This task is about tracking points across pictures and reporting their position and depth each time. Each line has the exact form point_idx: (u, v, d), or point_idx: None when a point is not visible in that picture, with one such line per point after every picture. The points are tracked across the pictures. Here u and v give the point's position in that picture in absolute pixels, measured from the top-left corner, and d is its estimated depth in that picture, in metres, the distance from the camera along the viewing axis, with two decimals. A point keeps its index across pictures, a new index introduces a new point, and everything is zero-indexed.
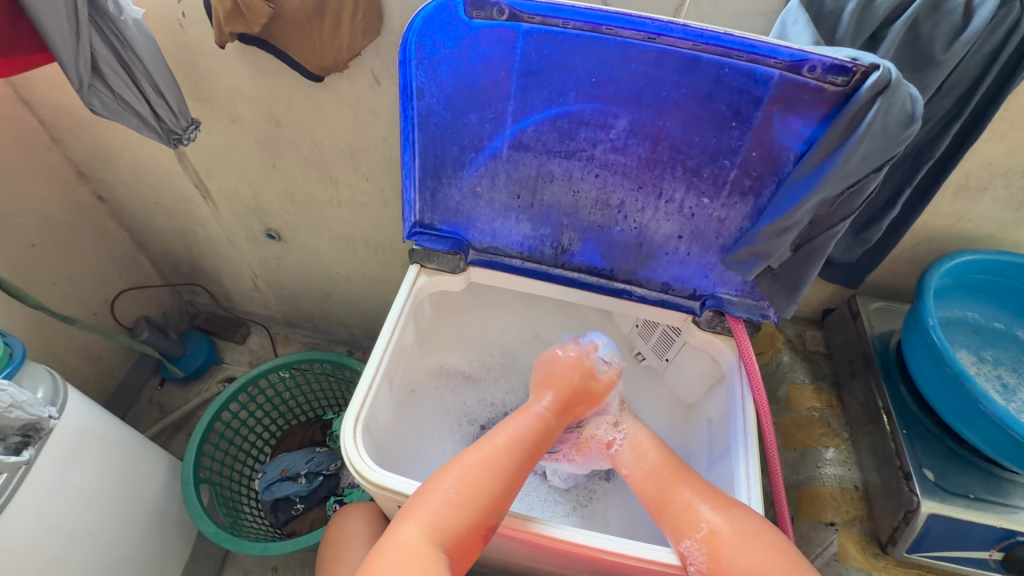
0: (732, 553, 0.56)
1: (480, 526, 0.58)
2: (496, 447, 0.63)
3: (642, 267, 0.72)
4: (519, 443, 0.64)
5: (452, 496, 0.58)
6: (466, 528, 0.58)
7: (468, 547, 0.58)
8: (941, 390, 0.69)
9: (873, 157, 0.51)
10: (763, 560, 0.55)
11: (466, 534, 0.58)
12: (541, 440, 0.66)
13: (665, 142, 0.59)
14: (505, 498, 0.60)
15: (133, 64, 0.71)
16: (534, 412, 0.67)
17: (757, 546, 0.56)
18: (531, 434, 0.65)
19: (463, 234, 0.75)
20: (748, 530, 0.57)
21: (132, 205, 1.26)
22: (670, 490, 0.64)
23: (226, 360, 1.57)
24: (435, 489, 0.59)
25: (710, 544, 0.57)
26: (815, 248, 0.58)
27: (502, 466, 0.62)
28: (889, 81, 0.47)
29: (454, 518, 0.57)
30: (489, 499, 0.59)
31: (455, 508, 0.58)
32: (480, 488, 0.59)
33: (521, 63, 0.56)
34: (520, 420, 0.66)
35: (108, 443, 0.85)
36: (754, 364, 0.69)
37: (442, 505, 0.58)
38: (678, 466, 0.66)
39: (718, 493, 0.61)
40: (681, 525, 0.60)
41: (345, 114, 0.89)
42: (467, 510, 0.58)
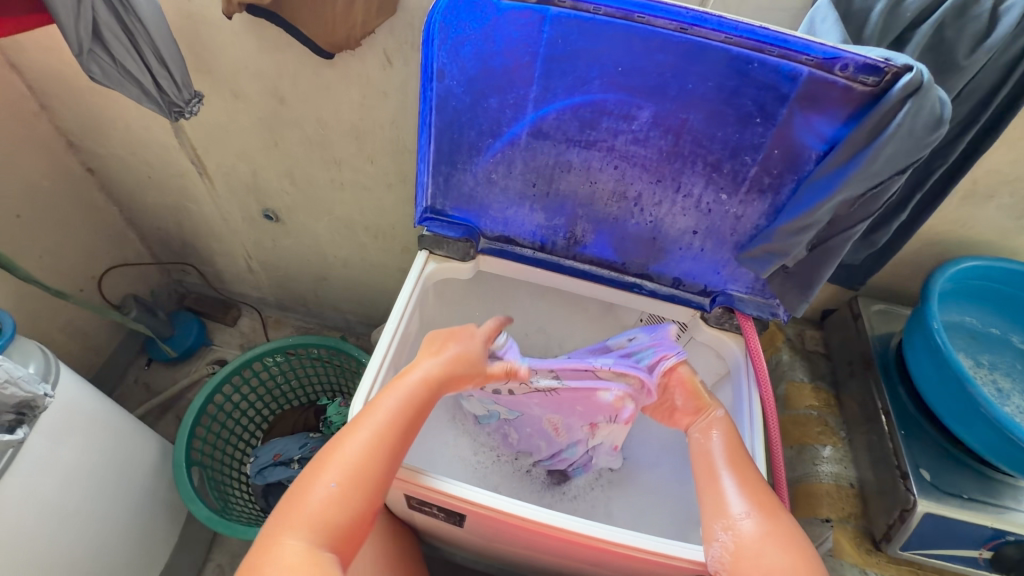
0: (759, 554, 0.55)
1: (355, 505, 0.56)
2: (372, 427, 0.59)
3: (653, 261, 0.72)
4: (388, 414, 0.60)
5: (337, 491, 0.56)
6: (350, 517, 0.55)
7: (355, 533, 0.56)
8: (942, 392, 0.71)
9: (898, 159, 0.50)
10: (790, 568, 0.54)
11: (353, 523, 0.56)
12: (408, 413, 0.61)
13: (688, 135, 0.58)
14: (390, 476, 0.59)
15: (136, 31, 0.68)
16: (410, 380, 0.63)
17: (786, 551, 0.54)
18: (410, 405, 0.61)
19: (474, 221, 0.73)
20: (783, 536, 0.56)
21: (123, 179, 1.22)
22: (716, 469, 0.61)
23: (215, 341, 1.54)
24: (319, 492, 0.55)
25: (742, 540, 0.56)
26: (831, 248, 0.59)
27: (372, 445, 0.58)
28: (920, 83, 0.46)
29: (337, 513, 0.55)
30: (365, 477, 0.57)
31: (336, 505, 0.55)
32: (374, 472, 0.57)
33: (546, 48, 0.55)
34: (394, 393, 0.62)
35: (98, 423, 0.83)
36: (762, 362, 0.70)
37: (332, 500, 0.55)
38: (741, 451, 0.63)
39: (761, 494, 0.59)
40: (721, 510, 0.59)
41: (353, 94, 0.86)
42: (358, 498, 0.56)
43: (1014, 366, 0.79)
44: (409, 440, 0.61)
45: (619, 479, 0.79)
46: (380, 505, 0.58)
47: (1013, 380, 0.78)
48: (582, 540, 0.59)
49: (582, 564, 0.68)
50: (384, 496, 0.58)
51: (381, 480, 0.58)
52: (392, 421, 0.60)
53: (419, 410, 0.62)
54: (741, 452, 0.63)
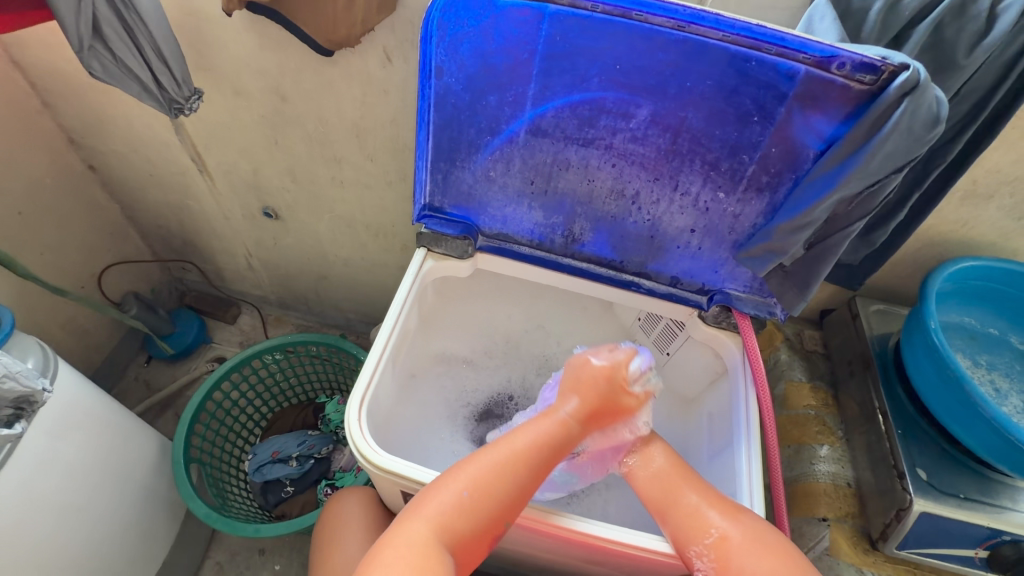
0: (741, 559, 0.56)
1: (478, 521, 0.56)
2: (520, 461, 0.59)
3: (652, 260, 0.72)
4: (537, 444, 0.60)
5: (468, 500, 0.56)
6: (473, 531, 0.56)
7: (473, 547, 0.56)
8: (940, 392, 0.71)
9: (895, 158, 0.51)
10: (773, 568, 0.55)
11: (472, 538, 0.56)
12: (548, 451, 0.60)
13: (686, 134, 0.58)
14: (518, 506, 0.58)
15: (136, 28, 0.68)
16: (557, 417, 0.62)
17: (769, 550, 0.56)
18: (552, 442, 0.61)
19: (473, 219, 0.74)
20: (757, 536, 0.57)
21: (124, 176, 1.22)
22: (675, 491, 0.62)
23: (216, 339, 1.55)
24: (457, 498, 0.56)
25: (719, 549, 0.57)
26: (829, 247, 0.59)
27: (519, 471, 0.58)
28: (917, 82, 0.46)
29: (463, 521, 0.55)
30: (497, 502, 0.57)
31: (464, 514, 0.56)
32: (503, 497, 0.57)
33: (545, 46, 0.55)
34: (544, 424, 0.62)
35: (97, 419, 0.83)
36: (760, 360, 0.70)
37: (462, 508, 0.56)
38: (688, 469, 0.64)
39: (723, 501, 0.60)
40: (693, 527, 0.59)
41: (354, 92, 0.86)
42: (485, 516, 0.56)
43: (1012, 366, 0.79)
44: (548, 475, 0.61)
45: (614, 478, 0.80)
46: (499, 531, 0.58)
47: (1011, 380, 0.78)
48: (578, 537, 0.59)
49: (579, 561, 0.68)
50: (507, 523, 0.58)
51: (507, 508, 0.57)
52: (543, 453, 0.60)
53: (563, 445, 0.62)
54: (687, 470, 0.64)
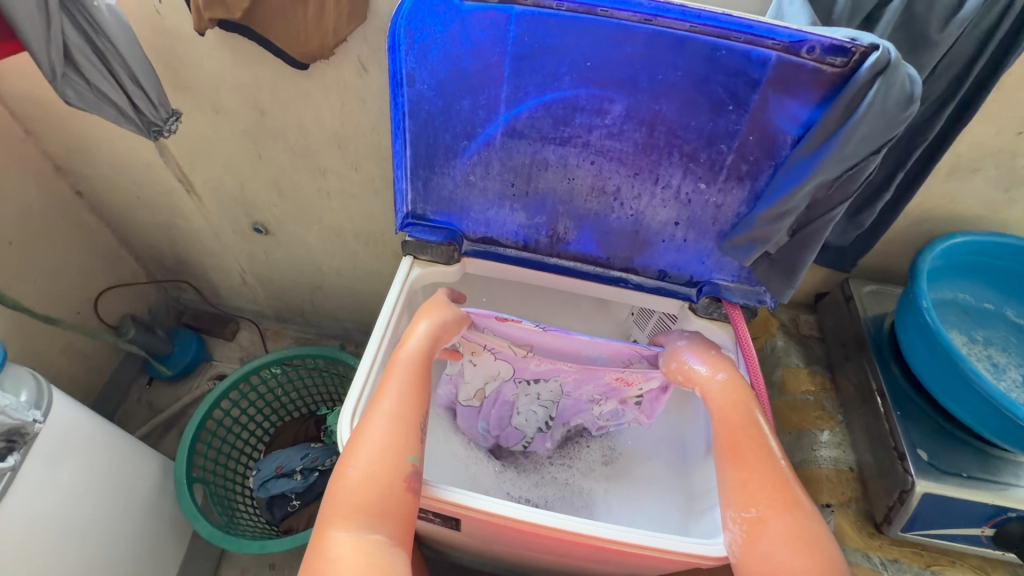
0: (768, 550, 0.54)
1: (400, 480, 0.56)
2: (388, 403, 0.61)
3: (638, 254, 0.71)
4: (394, 388, 0.62)
5: (357, 473, 0.56)
6: (393, 493, 0.56)
7: (397, 504, 0.55)
8: (934, 368, 0.70)
9: (872, 140, 0.50)
10: (806, 569, 0.51)
11: (388, 496, 0.55)
12: (424, 370, 0.64)
13: (661, 126, 0.58)
14: (411, 442, 0.59)
15: (108, 52, 0.68)
16: (411, 345, 0.65)
17: (805, 553, 0.52)
18: (411, 370, 0.63)
19: (456, 224, 0.73)
20: (801, 533, 0.53)
21: (113, 199, 1.23)
22: (739, 452, 0.60)
23: (216, 356, 1.55)
24: (353, 473, 0.56)
25: (752, 533, 0.55)
26: (813, 232, 0.58)
27: (378, 426, 0.59)
28: (888, 62, 0.46)
29: (371, 492, 0.55)
30: (397, 446, 0.58)
31: (369, 486, 0.55)
32: (391, 444, 0.58)
33: (514, 47, 0.55)
34: (396, 368, 0.64)
35: (96, 445, 0.83)
36: (752, 350, 0.70)
37: (364, 475, 0.56)
38: (758, 432, 0.61)
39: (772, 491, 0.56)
40: (737, 498, 0.58)
41: (332, 102, 0.86)
42: (387, 469, 0.56)
43: (1009, 340, 0.78)
44: (422, 398, 0.63)
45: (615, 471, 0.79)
46: (413, 470, 0.58)
47: (1009, 354, 0.77)
48: (574, 538, 0.59)
49: (581, 562, 0.68)
50: (415, 461, 0.58)
51: (396, 448, 0.58)
52: (411, 372, 0.63)
53: (410, 373, 0.63)
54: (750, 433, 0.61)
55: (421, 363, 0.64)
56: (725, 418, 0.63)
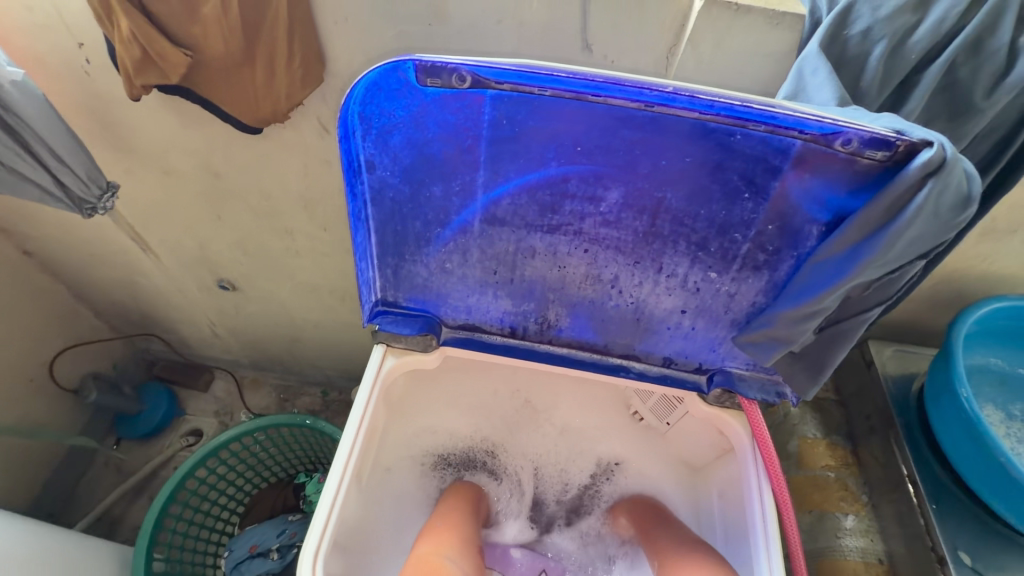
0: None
1: (469, 542, 0.64)
2: (456, 490, 0.74)
3: (639, 341, 0.63)
4: (462, 501, 0.71)
5: (447, 526, 0.65)
6: (465, 546, 0.63)
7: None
8: (977, 467, 0.63)
9: (919, 244, 0.42)
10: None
11: (465, 561, 0.61)
12: (483, 487, 0.78)
13: (666, 214, 0.50)
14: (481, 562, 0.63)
15: (19, 129, 0.58)
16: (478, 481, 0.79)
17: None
18: (474, 484, 0.77)
19: (433, 310, 0.64)
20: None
21: (65, 258, 1.13)
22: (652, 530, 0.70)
23: (189, 411, 1.45)
24: (445, 529, 0.64)
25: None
26: (843, 331, 0.50)
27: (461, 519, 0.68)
28: (943, 160, 0.37)
29: (453, 537, 0.63)
30: (464, 521, 0.67)
31: (451, 545, 0.62)
32: (471, 537, 0.66)
33: (490, 131, 0.46)
34: (465, 493, 0.73)
35: (32, 566, 0.73)
36: (771, 447, 0.62)
37: (454, 538, 0.63)
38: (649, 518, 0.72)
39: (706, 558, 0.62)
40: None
41: (294, 164, 0.77)
42: (471, 553, 0.63)
43: None
44: (480, 509, 0.73)
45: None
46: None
47: None
48: None
49: None
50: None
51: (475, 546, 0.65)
52: (472, 491, 0.75)
53: (472, 501, 0.73)
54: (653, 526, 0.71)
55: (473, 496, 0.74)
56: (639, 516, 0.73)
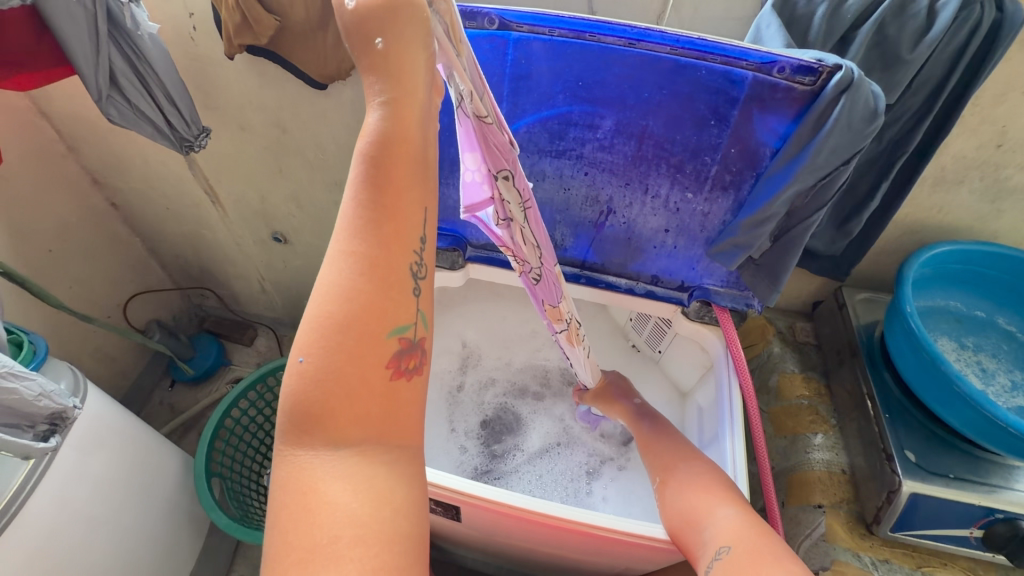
0: (670, 495, 0.61)
1: (381, 360, 0.41)
2: (344, 248, 0.41)
3: (632, 260, 0.76)
4: (363, 193, 0.41)
5: (308, 364, 0.40)
6: (346, 383, 0.40)
7: (373, 399, 0.41)
8: (921, 374, 0.71)
9: (841, 151, 0.53)
10: (694, 497, 0.59)
11: (359, 384, 0.41)
12: (411, 184, 0.42)
13: (650, 140, 0.62)
14: (382, 305, 0.41)
15: (147, 75, 0.76)
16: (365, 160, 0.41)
17: (689, 487, 0.60)
18: (385, 178, 0.41)
19: (461, 232, 0.79)
20: (692, 474, 0.62)
21: (144, 211, 1.31)
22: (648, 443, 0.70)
23: (234, 361, 1.61)
24: (357, 352, 0.40)
25: (660, 493, 0.63)
26: (793, 238, 0.61)
27: (340, 283, 0.41)
28: (851, 79, 0.50)
29: (321, 390, 0.40)
30: (358, 323, 0.40)
31: (330, 340, 0.40)
32: (351, 316, 0.40)
33: (513, 69, 0.60)
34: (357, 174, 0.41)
35: (123, 439, 0.89)
36: (740, 352, 0.73)
37: (377, 349, 0.41)
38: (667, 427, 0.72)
39: (683, 450, 0.66)
40: (650, 471, 0.67)
41: (348, 120, 0.93)
42: (363, 297, 0.40)
43: (999, 346, 0.79)
44: (409, 227, 0.42)
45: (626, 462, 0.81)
46: (399, 349, 0.42)
47: (999, 361, 0.78)
48: (564, 524, 0.62)
49: (576, 554, 0.70)
50: (400, 335, 0.42)
51: (379, 289, 0.41)
52: (385, 195, 0.41)
53: (405, 176, 0.42)
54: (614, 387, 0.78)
55: (418, 127, 0.42)
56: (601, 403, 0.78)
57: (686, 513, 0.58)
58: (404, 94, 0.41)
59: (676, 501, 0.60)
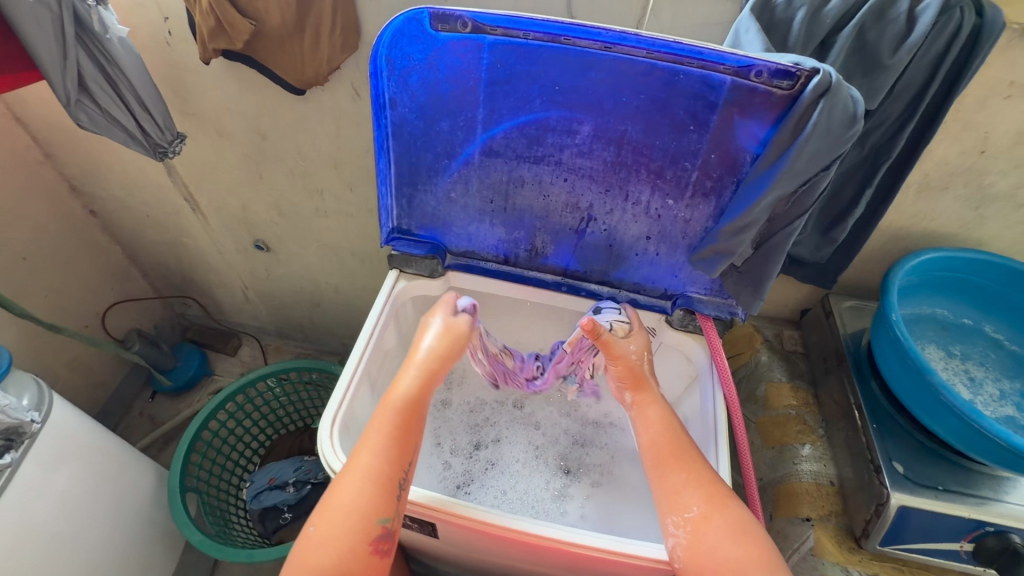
0: (713, 542, 0.56)
1: (365, 541, 0.55)
2: (366, 458, 0.59)
3: (614, 268, 0.75)
4: (387, 424, 0.62)
5: (316, 534, 0.55)
6: (340, 556, 0.54)
7: (357, 568, 0.54)
8: (908, 384, 0.70)
9: (821, 156, 0.53)
10: (746, 556, 0.54)
11: (350, 556, 0.54)
12: (413, 418, 0.64)
13: (628, 145, 0.61)
14: (385, 500, 0.57)
15: (118, 79, 0.74)
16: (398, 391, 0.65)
17: (739, 539, 0.56)
18: (407, 404, 0.64)
19: (440, 238, 0.77)
20: (735, 521, 0.57)
21: (123, 218, 1.29)
22: (671, 461, 0.63)
23: (217, 371, 1.58)
24: (357, 531, 0.55)
25: (694, 530, 0.57)
26: (774, 245, 0.61)
27: (356, 486, 0.57)
28: (829, 83, 0.49)
29: (319, 554, 0.54)
30: (364, 509, 0.56)
31: (342, 520, 0.55)
32: (359, 504, 0.56)
33: (488, 72, 0.59)
34: (387, 407, 0.64)
35: (92, 453, 0.86)
36: (725, 363, 0.72)
37: (369, 530, 0.55)
38: (687, 448, 0.64)
39: (712, 485, 0.60)
40: (677, 501, 0.60)
41: (328, 126, 0.91)
42: (372, 495, 0.57)
43: (987, 355, 0.78)
44: (404, 455, 0.61)
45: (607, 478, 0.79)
46: (380, 534, 0.56)
47: (987, 369, 0.77)
48: (542, 542, 0.60)
49: (557, 571, 0.68)
50: (384, 524, 0.56)
51: (380, 493, 0.57)
52: (401, 417, 0.63)
53: (413, 416, 0.64)
54: (647, 379, 0.70)
55: (433, 375, 0.67)
56: (624, 373, 0.70)
57: (729, 563, 0.54)
58: (420, 400, 0.65)
59: (722, 554, 0.55)
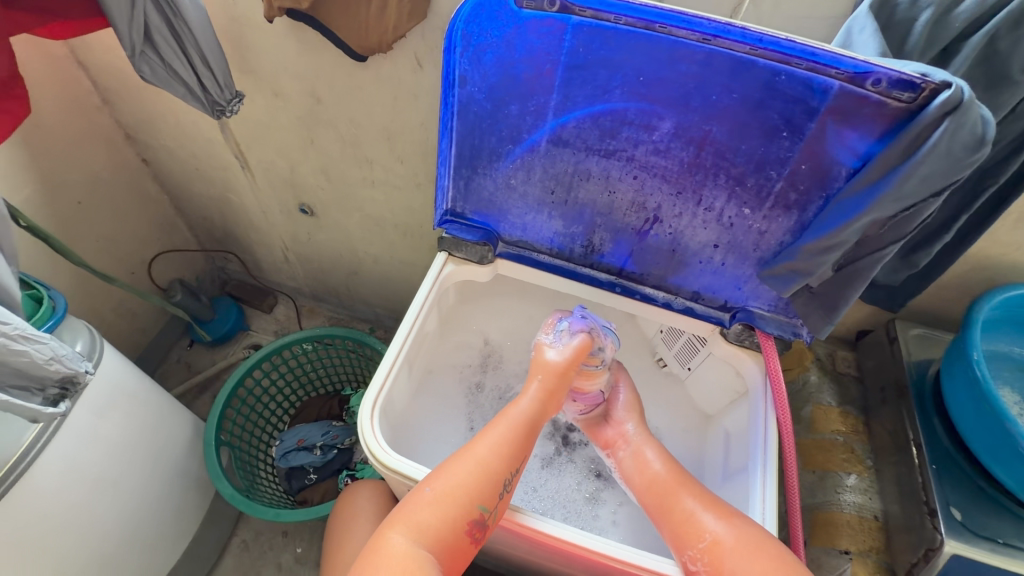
0: (734, 564, 0.56)
1: (464, 520, 0.56)
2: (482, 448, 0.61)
3: (672, 273, 0.71)
4: (506, 429, 0.63)
5: (429, 494, 0.57)
6: (446, 525, 0.56)
7: (452, 542, 0.56)
8: (980, 429, 0.65)
9: (933, 180, 0.48)
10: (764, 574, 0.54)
11: (450, 529, 0.56)
12: (527, 433, 0.64)
13: (710, 147, 0.57)
14: (490, 489, 0.58)
15: (183, 34, 0.72)
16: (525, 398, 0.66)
17: (759, 550, 0.55)
18: (524, 422, 0.64)
19: (493, 225, 0.74)
20: (751, 539, 0.56)
21: (174, 170, 1.30)
22: (671, 496, 0.63)
23: (253, 327, 1.61)
24: (459, 500, 0.57)
25: (711, 555, 0.57)
26: (859, 270, 0.56)
27: (473, 459, 0.60)
28: (960, 101, 0.44)
29: (428, 513, 0.56)
30: (470, 489, 0.57)
31: (450, 489, 0.57)
32: (467, 483, 0.58)
33: (568, 57, 0.54)
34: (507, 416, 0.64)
35: (138, 401, 0.88)
36: (779, 380, 0.67)
37: (466, 512, 0.56)
38: (680, 475, 0.65)
39: (726, 508, 0.60)
40: (686, 533, 0.59)
41: (384, 96, 0.88)
42: (479, 480, 0.58)
43: None
44: (515, 462, 0.61)
45: None
46: (478, 520, 0.57)
47: None
48: (578, 551, 0.59)
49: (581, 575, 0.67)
50: (482, 511, 0.57)
51: (485, 478, 0.58)
52: (514, 433, 0.63)
53: (530, 433, 0.64)
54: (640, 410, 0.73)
55: (549, 401, 0.66)
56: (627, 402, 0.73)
57: None
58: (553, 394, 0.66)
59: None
